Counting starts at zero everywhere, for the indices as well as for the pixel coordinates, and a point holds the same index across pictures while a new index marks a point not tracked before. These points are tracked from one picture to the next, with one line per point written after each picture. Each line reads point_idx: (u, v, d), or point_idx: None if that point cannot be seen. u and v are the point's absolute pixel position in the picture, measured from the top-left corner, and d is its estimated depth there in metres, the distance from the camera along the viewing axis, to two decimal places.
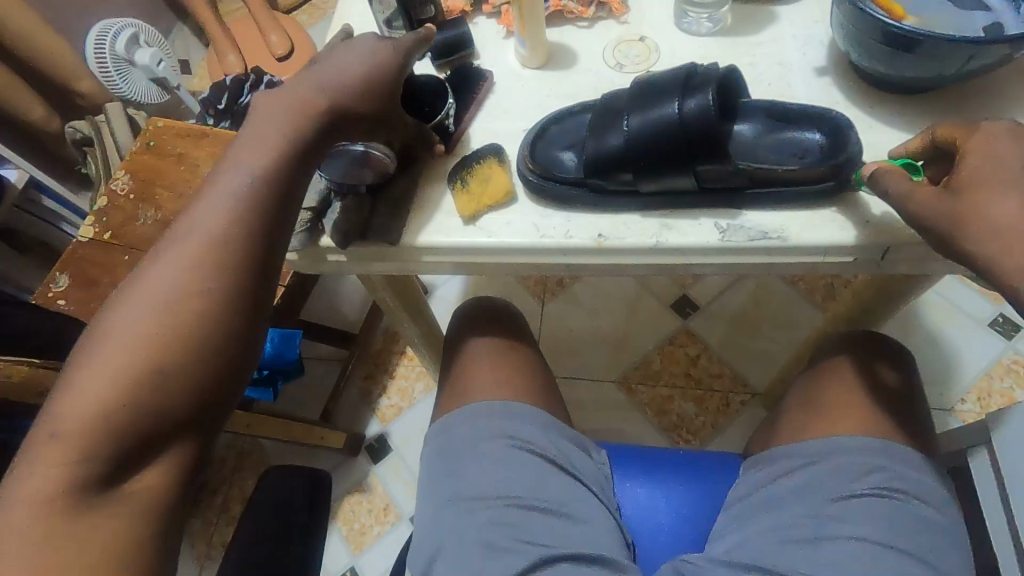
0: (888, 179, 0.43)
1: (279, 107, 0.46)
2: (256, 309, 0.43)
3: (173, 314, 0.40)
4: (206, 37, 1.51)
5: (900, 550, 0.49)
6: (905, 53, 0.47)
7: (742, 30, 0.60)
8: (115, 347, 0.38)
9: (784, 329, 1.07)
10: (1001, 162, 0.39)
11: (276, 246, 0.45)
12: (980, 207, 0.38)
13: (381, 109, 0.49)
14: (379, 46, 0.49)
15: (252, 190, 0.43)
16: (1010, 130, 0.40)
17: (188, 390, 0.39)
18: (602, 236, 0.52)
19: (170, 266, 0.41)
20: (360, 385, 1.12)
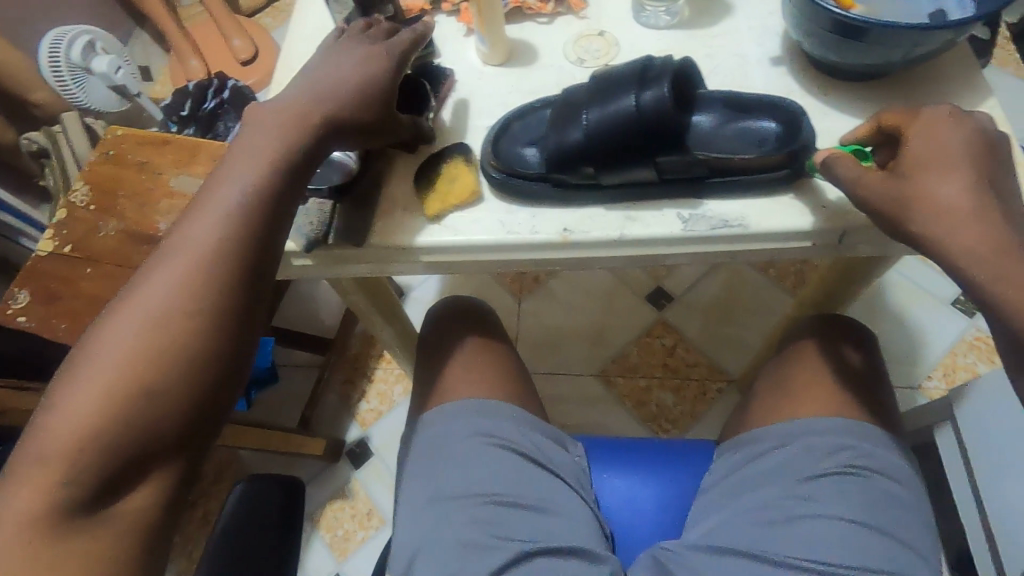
0: (840, 164, 0.44)
1: (273, 120, 0.47)
2: (247, 324, 0.42)
3: (161, 333, 0.39)
4: (165, 42, 1.47)
5: (867, 526, 0.50)
6: (853, 41, 0.48)
7: (699, 22, 0.60)
8: (101, 367, 0.38)
9: (757, 316, 1.08)
10: (943, 146, 0.41)
11: (267, 263, 0.44)
12: (925, 189, 0.40)
13: (376, 118, 0.50)
14: (373, 56, 0.50)
15: (243, 207, 0.43)
16: (950, 114, 0.42)
17: (175, 411, 0.39)
18: (567, 230, 0.53)
19: (159, 284, 0.41)
20: (338, 390, 1.11)
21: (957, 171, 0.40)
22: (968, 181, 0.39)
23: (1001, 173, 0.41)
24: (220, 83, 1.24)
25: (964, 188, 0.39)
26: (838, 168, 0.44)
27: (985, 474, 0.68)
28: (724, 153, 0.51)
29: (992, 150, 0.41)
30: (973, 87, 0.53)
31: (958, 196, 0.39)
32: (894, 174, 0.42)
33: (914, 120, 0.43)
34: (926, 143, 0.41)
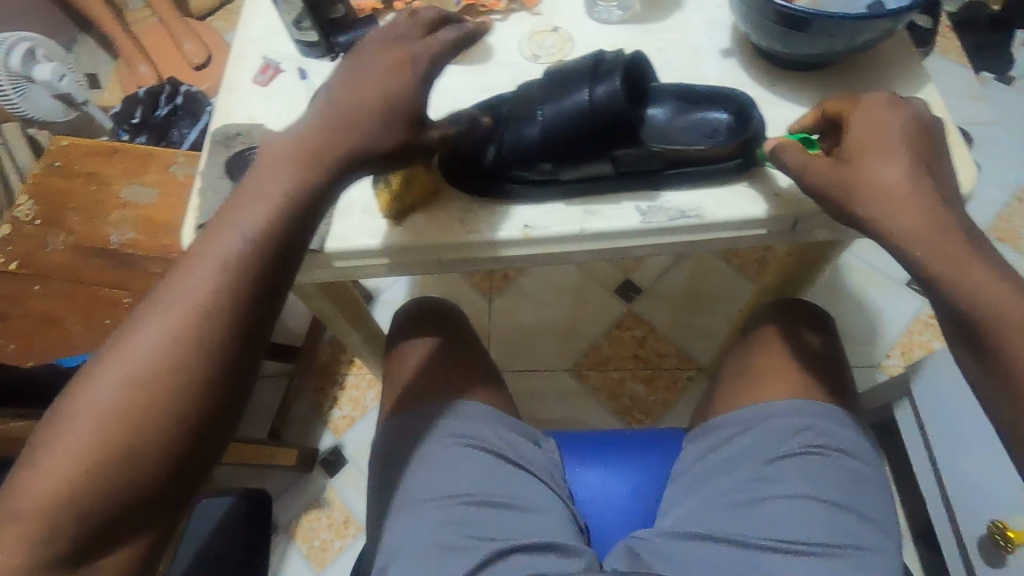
0: (789, 152, 0.46)
1: (285, 155, 0.43)
2: (242, 380, 0.39)
3: (145, 391, 0.37)
4: (112, 48, 1.42)
5: (830, 503, 0.52)
6: (798, 32, 0.49)
7: (650, 16, 0.61)
8: (80, 425, 0.36)
9: (723, 304, 1.10)
10: (882, 130, 0.42)
11: (266, 316, 0.40)
12: (868, 173, 0.41)
13: (405, 139, 0.46)
14: (400, 65, 0.45)
15: (242, 255, 0.40)
16: (888, 100, 0.44)
17: (153, 475, 0.36)
18: (528, 227, 0.53)
19: (148, 334, 0.38)
20: (309, 398, 1.09)
21: (895, 155, 0.41)
22: (906, 163, 0.41)
23: (936, 156, 0.43)
24: (171, 87, 1.22)
25: (903, 170, 0.41)
26: (787, 156, 0.46)
27: (942, 446, 0.70)
28: (678, 146, 0.52)
29: (927, 134, 0.43)
30: (913, 74, 0.55)
31: (898, 177, 0.40)
32: (839, 159, 0.43)
33: (855, 107, 0.45)
34: (867, 128, 0.43)
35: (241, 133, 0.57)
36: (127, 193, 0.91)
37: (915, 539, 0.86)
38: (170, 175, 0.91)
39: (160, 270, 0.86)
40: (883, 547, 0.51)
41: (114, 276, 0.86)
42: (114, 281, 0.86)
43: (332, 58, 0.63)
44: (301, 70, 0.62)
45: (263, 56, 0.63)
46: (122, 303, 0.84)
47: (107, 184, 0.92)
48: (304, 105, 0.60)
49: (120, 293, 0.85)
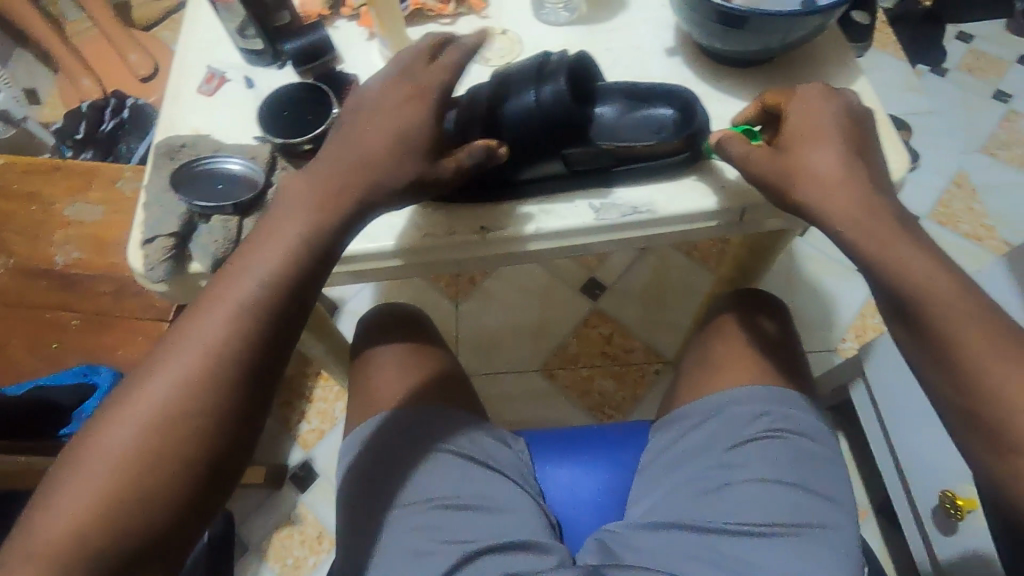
0: (732, 144, 0.48)
1: (302, 197, 0.45)
2: (250, 420, 0.42)
3: (162, 432, 0.40)
4: (51, 61, 1.36)
5: (790, 484, 0.53)
6: (736, 29, 0.51)
7: (597, 17, 0.62)
8: (102, 463, 0.39)
9: (685, 297, 1.13)
10: (816, 121, 0.45)
11: (275, 361, 0.44)
12: (805, 161, 0.44)
13: (420, 169, 0.47)
14: (412, 98, 0.47)
15: (253, 304, 0.43)
16: (821, 91, 0.47)
17: (165, 511, 0.39)
18: (484, 227, 0.53)
19: (166, 378, 0.41)
20: (276, 414, 1.07)
21: (828, 144, 0.44)
22: (839, 151, 0.43)
23: (869, 143, 0.46)
24: (115, 100, 1.19)
25: (837, 156, 0.43)
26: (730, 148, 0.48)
27: (894, 423, 0.73)
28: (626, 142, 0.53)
29: (859, 124, 0.46)
30: (847, 66, 0.57)
31: (831, 165, 0.43)
32: (778, 150, 0.46)
33: (790, 100, 0.47)
34: (801, 120, 0.45)
35: (186, 145, 0.56)
36: (70, 211, 0.88)
37: (876, 515, 0.89)
38: (116, 191, 0.88)
39: (110, 290, 0.84)
40: (841, 523, 0.53)
41: (61, 299, 0.83)
42: (61, 303, 0.83)
43: (280, 66, 0.62)
44: (248, 79, 0.61)
45: (207, 65, 0.62)
46: (71, 325, 0.82)
47: (50, 203, 0.88)
48: (252, 114, 0.59)
49: (68, 314, 0.83)
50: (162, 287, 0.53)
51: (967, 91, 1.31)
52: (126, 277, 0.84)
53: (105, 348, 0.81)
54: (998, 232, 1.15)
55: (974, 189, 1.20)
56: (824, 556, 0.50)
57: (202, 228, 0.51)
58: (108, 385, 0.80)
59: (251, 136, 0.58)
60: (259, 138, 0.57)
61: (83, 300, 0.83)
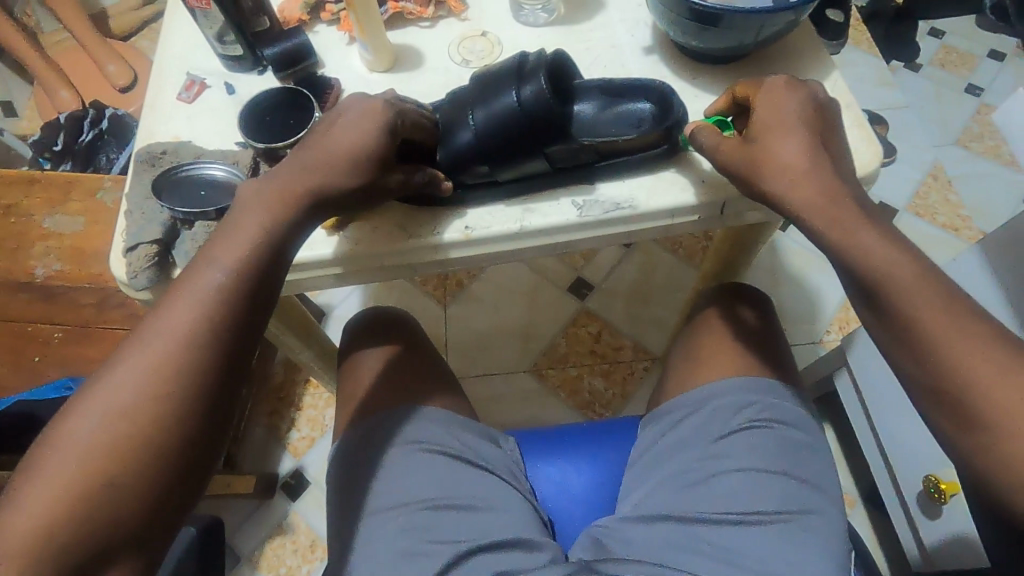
0: (704, 135, 0.50)
1: (256, 198, 0.46)
2: (217, 415, 0.43)
3: (130, 424, 0.40)
4: (28, 74, 1.35)
5: (773, 471, 0.54)
6: (710, 27, 0.52)
7: (575, 17, 0.63)
8: (66, 461, 0.38)
9: (672, 294, 1.14)
10: (781, 109, 0.46)
11: (241, 355, 0.44)
12: (774, 150, 0.45)
13: (370, 179, 0.48)
14: (371, 107, 0.49)
15: (220, 293, 0.43)
16: (787, 82, 0.48)
17: (138, 504, 0.39)
18: (468, 228, 0.54)
19: (131, 371, 0.41)
20: (264, 422, 1.06)
21: (793, 132, 0.45)
22: (803, 140, 0.45)
23: (830, 133, 0.47)
24: (96, 112, 1.18)
25: (803, 145, 0.45)
26: (702, 140, 0.50)
27: (878, 411, 0.75)
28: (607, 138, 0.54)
29: (822, 111, 0.47)
30: (822, 61, 0.59)
31: (795, 154, 0.44)
32: (747, 140, 0.47)
33: (758, 89, 0.48)
34: (768, 108, 0.46)
35: (167, 151, 0.55)
36: (49, 223, 0.87)
37: (864, 503, 0.91)
38: (97, 202, 0.87)
39: (93, 301, 0.83)
40: (826, 510, 0.53)
41: (43, 312, 0.83)
42: (43, 317, 0.82)
43: (261, 72, 0.62)
44: (228, 85, 0.61)
45: (186, 73, 0.62)
46: (53, 338, 0.82)
47: (29, 215, 0.87)
48: (233, 120, 0.59)
49: (50, 328, 0.82)
50: (146, 295, 0.53)
51: (940, 85, 1.34)
52: (108, 288, 0.83)
53: (89, 359, 0.81)
54: (974, 222, 1.18)
55: (950, 180, 1.22)
56: (806, 541, 0.51)
57: (185, 235, 0.51)
58: None
59: (232, 142, 0.58)
60: (240, 144, 0.57)
61: (66, 312, 0.83)
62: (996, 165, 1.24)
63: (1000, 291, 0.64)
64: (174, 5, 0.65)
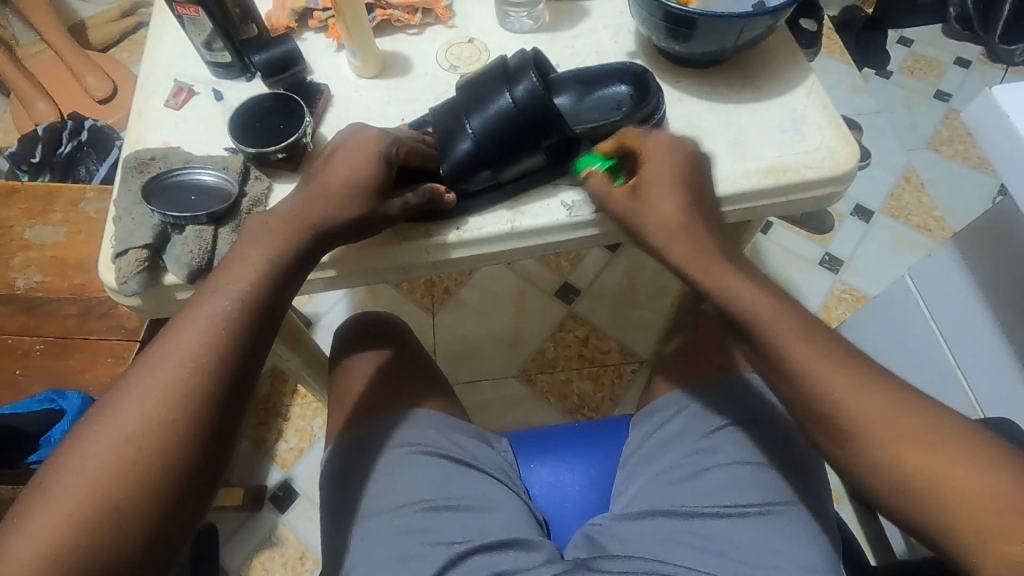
0: (592, 182, 0.53)
1: (263, 226, 0.47)
2: (222, 434, 0.43)
3: (136, 448, 0.40)
4: (5, 86, 1.33)
5: (766, 465, 0.55)
6: (692, 31, 0.54)
7: (560, 24, 0.64)
8: (73, 485, 0.38)
9: (656, 297, 1.15)
10: (665, 164, 0.51)
11: (246, 374, 0.44)
12: (650, 209, 0.50)
13: (366, 211, 0.49)
14: (368, 136, 0.50)
15: (224, 318, 0.44)
16: (668, 142, 0.52)
17: (143, 529, 0.39)
18: (461, 229, 0.54)
19: (140, 395, 0.41)
20: (251, 433, 1.05)
21: (671, 190, 0.50)
22: (679, 199, 0.50)
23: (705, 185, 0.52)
24: (74, 122, 1.17)
25: (675, 206, 0.50)
26: (590, 186, 0.53)
27: None
28: (592, 123, 0.56)
29: (700, 167, 0.52)
30: (797, 66, 0.60)
31: (669, 214, 0.50)
32: (634, 191, 0.51)
33: (645, 141, 0.52)
34: (654, 161, 0.51)
35: (156, 157, 0.55)
36: (31, 234, 0.86)
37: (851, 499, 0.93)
38: (80, 212, 0.86)
39: (76, 312, 0.81)
40: (815, 500, 0.54)
41: (23, 323, 0.81)
42: (24, 328, 0.81)
43: (249, 78, 0.62)
44: (217, 92, 0.61)
45: (173, 79, 0.62)
46: (35, 350, 0.80)
47: (9, 226, 0.86)
48: (220, 127, 0.59)
49: (32, 339, 0.81)
50: (135, 300, 0.52)
51: (910, 92, 1.39)
52: (91, 298, 0.82)
53: (73, 371, 0.79)
54: (947, 222, 1.21)
55: (923, 182, 1.26)
56: (801, 533, 0.52)
57: (176, 239, 0.50)
58: (77, 409, 0.77)
59: (222, 147, 0.58)
60: (229, 149, 0.57)
61: (45, 323, 0.81)
62: (965, 168, 1.28)
63: (973, 287, 0.67)
64: (161, 14, 0.66)
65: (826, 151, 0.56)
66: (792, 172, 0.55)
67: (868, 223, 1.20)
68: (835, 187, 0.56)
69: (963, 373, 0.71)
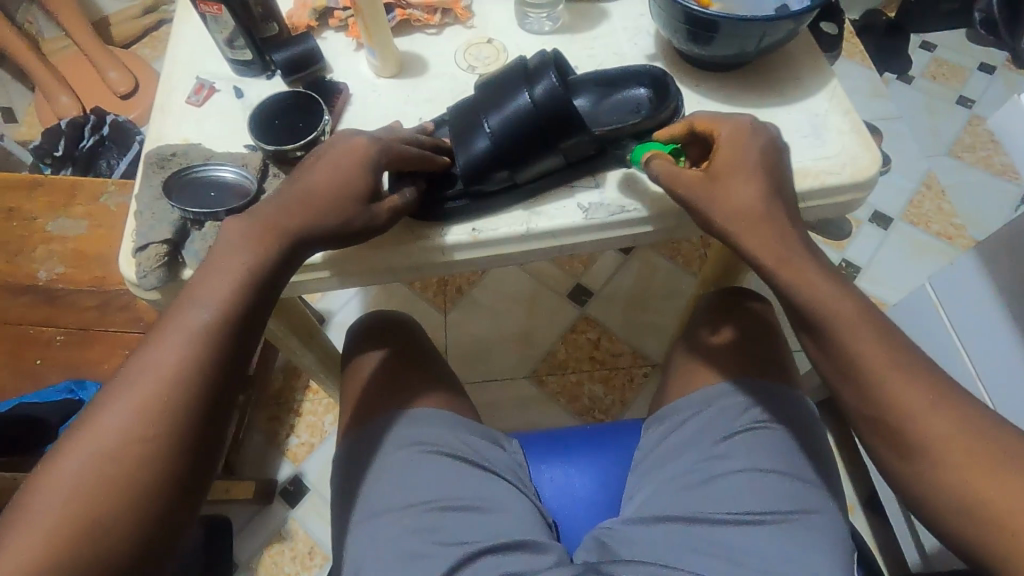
0: (656, 164, 0.49)
1: (242, 231, 0.47)
2: (205, 444, 0.43)
3: (118, 461, 0.40)
4: (29, 80, 1.35)
5: (777, 472, 0.55)
6: (714, 35, 0.53)
7: (579, 25, 0.64)
8: (54, 501, 0.39)
9: (669, 300, 1.15)
10: (741, 150, 0.49)
11: (226, 386, 0.45)
12: (730, 194, 0.48)
13: (351, 216, 0.49)
14: (356, 142, 0.51)
15: (209, 329, 0.44)
16: (748, 126, 0.50)
17: (127, 542, 0.39)
18: (476, 229, 0.55)
19: (122, 408, 0.42)
20: (263, 428, 1.06)
21: (753, 175, 0.48)
22: (762, 184, 0.48)
23: (783, 176, 0.50)
24: (96, 117, 1.19)
25: (758, 193, 0.47)
26: (655, 167, 0.50)
27: None
28: (611, 125, 0.56)
29: (778, 159, 0.50)
30: (820, 71, 0.60)
31: (753, 199, 0.47)
32: (710, 175, 0.48)
33: (721, 125, 0.50)
34: (731, 147, 0.49)
35: (177, 154, 0.56)
36: (53, 226, 0.87)
37: (864, 509, 0.92)
38: (100, 205, 0.88)
39: (95, 304, 0.82)
40: (829, 509, 0.54)
41: (43, 314, 0.82)
42: (44, 319, 0.82)
43: (269, 76, 0.63)
44: (237, 89, 0.61)
45: (195, 76, 0.62)
46: (55, 341, 0.82)
47: (32, 219, 0.87)
48: (240, 124, 0.59)
49: (52, 330, 0.82)
50: (154, 294, 0.53)
51: (932, 98, 1.37)
52: (110, 291, 0.83)
53: (91, 362, 0.80)
54: (968, 231, 1.19)
55: (944, 190, 1.24)
56: (813, 542, 0.51)
57: (195, 235, 0.51)
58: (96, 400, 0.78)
59: (242, 145, 0.58)
60: (249, 146, 0.58)
61: (65, 315, 0.82)
62: (988, 175, 1.26)
63: (997, 297, 0.65)
64: (184, 12, 0.66)
65: (849, 157, 0.55)
66: (813, 177, 0.54)
67: (887, 230, 1.19)
68: (857, 194, 0.55)
69: (984, 385, 0.68)
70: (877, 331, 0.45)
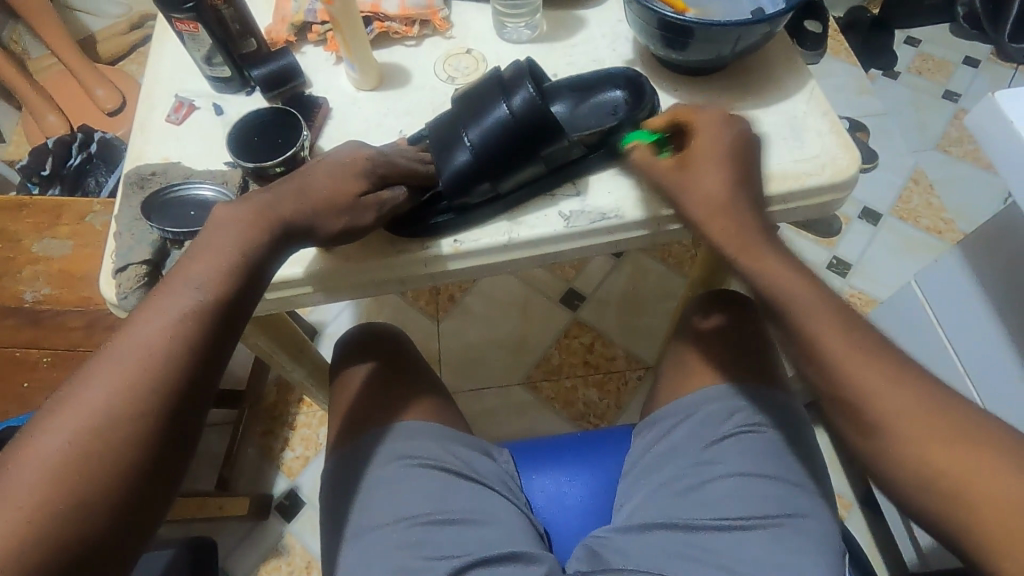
0: (635, 153, 0.53)
1: (231, 219, 0.47)
2: (189, 426, 0.42)
3: (95, 443, 0.39)
4: (15, 99, 1.35)
5: (766, 476, 0.54)
6: (690, 40, 0.53)
7: (557, 33, 0.64)
8: (27, 482, 0.37)
9: (661, 301, 1.14)
10: (714, 137, 0.50)
11: (213, 368, 0.44)
12: (697, 181, 0.50)
13: (348, 211, 0.50)
14: (360, 149, 0.52)
15: (195, 310, 0.43)
16: (722, 117, 0.51)
17: (107, 521, 0.38)
18: (457, 241, 0.54)
19: (104, 384, 0.40)
20: (257, 442, 1.05)
21: (721, 164, 0.50)
22: (729, 173, 0.49)
23: (753, 166, 0.51)
24: (83, 135, 1.18)
25: (723, 180, 0.49)
26: (633, 157, 0.53)
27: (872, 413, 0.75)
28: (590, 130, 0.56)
29: (749, 148, 0.51)
30: (797, 72, 0.60)
31: (718, 186, 0.49)
32: (682, 165, 0.51)
33: (698, 115, 0.52)
34: (703, 136, 0.51)
35: (157, 172, 0.56)
36: (39, 247, 0.87)
37: (861, 506, 0.91)
38: (86, 224, 0.87)
39: (83, 323, 0.82)
40: (819, 511, 0.54)
41: (31, 336, 0.82)
42: (31, 341, 0.82)
43: (249, 92, 0.63)
44: (217, 106, 0.61)
45: (174, 94, 0.62)
46: (40, 363, 0.82)
47: (18, 240, 0.87)
48: (220, 140, 0.59)
49: (36, 353, 0.82)
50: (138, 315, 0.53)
51: (917, 93, 1.38)
52: (97, 310, 0.83)
53: None
54: (958, 224, 1.20)
55: (932, 184, 1.24)
56: (802, 544, 0.51)
57: (174, 254, 0.52)
58: None
59: (222, 162, 0.58)
60: (229, 163, 0.58)
61: (53, 336, 0.82)
62: (975, 168, 1.27)
63: (982, 291, 0.65)
64: (163, 30, 0.66)
65: (827, 158, 0.55)
66: (792, 179, 0.54)
67: (877, 226, 1.19)
68: (836, 194, 0.55)
69: (971, 381, 0.69)
70: (858, 330, 0.45)
